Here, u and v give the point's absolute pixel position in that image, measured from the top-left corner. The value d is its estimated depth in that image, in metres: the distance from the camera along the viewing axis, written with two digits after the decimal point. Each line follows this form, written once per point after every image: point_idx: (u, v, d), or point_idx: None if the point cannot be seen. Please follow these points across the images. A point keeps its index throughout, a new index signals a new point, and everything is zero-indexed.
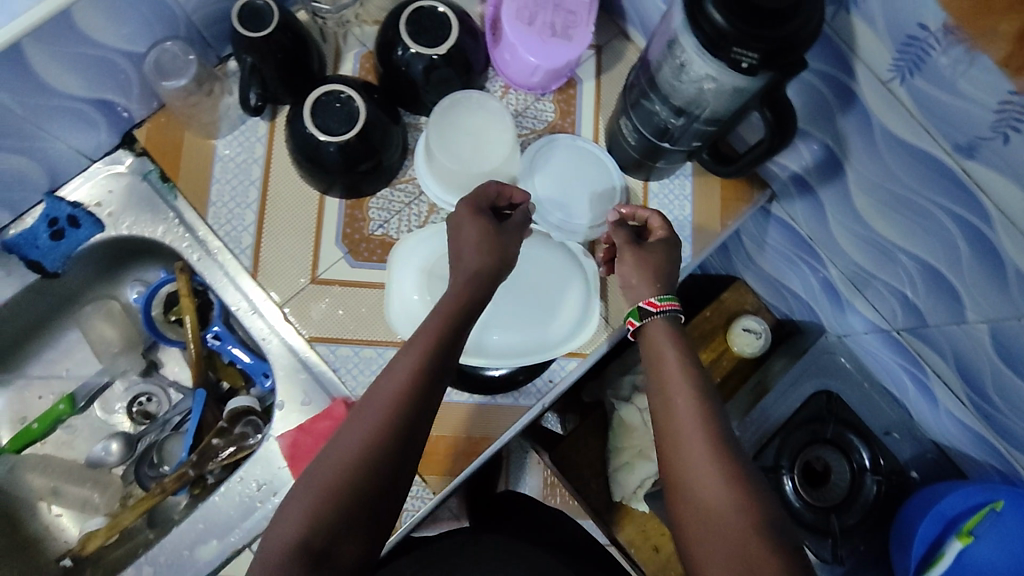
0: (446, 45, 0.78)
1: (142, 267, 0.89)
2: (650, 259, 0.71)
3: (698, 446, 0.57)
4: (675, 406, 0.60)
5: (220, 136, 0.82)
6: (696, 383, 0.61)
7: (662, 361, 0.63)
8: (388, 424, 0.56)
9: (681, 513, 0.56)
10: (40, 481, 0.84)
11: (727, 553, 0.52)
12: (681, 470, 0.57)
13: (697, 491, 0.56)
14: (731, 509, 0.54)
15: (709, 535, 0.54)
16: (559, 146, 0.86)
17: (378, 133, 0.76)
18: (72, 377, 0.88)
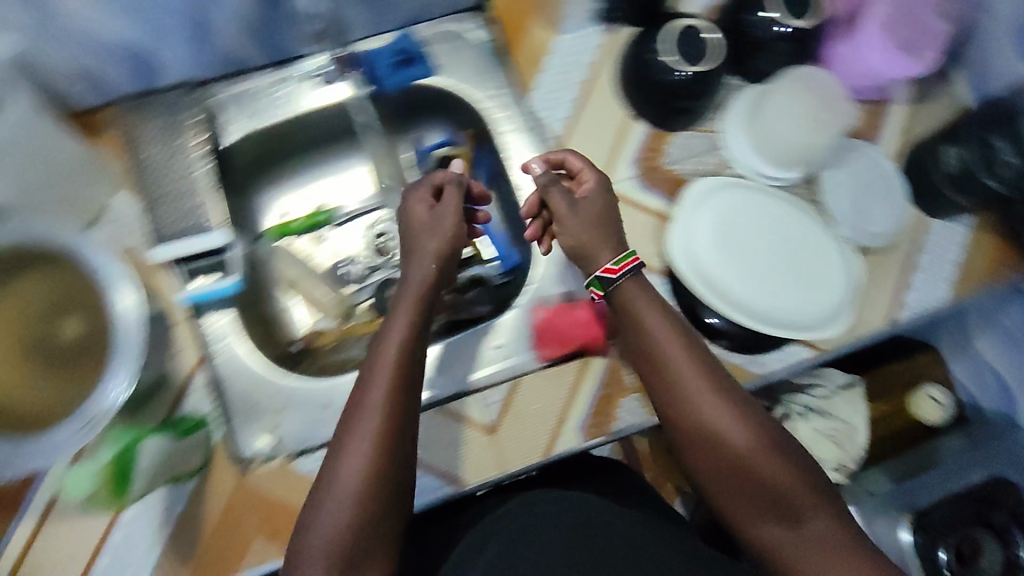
0: (808, 23, 0.80)
1: (428, 124, 0.92)
2: (595, 214, 0.74)
3: (729, 423, 0.63)
4: (689, 392, 0.65)
5: (565, 32, 0.85)
6: (701, 364, 0.66)
7: (654, 330, 0.68)
8: (384, 414, 0.59)
9: (714, 472, 0.63)
10: (285, 271, 0.88)
11: (760, 513, 0.62)
12: (710, 441, 0.63)
13: (730, 455, 0.62)
14: (768, 464, 0.61)
15: (746, 488, 0.62)
16: (861, 151, 0.85)
17: (715, 81, 0.80)
18: (338, 193, 0.92)
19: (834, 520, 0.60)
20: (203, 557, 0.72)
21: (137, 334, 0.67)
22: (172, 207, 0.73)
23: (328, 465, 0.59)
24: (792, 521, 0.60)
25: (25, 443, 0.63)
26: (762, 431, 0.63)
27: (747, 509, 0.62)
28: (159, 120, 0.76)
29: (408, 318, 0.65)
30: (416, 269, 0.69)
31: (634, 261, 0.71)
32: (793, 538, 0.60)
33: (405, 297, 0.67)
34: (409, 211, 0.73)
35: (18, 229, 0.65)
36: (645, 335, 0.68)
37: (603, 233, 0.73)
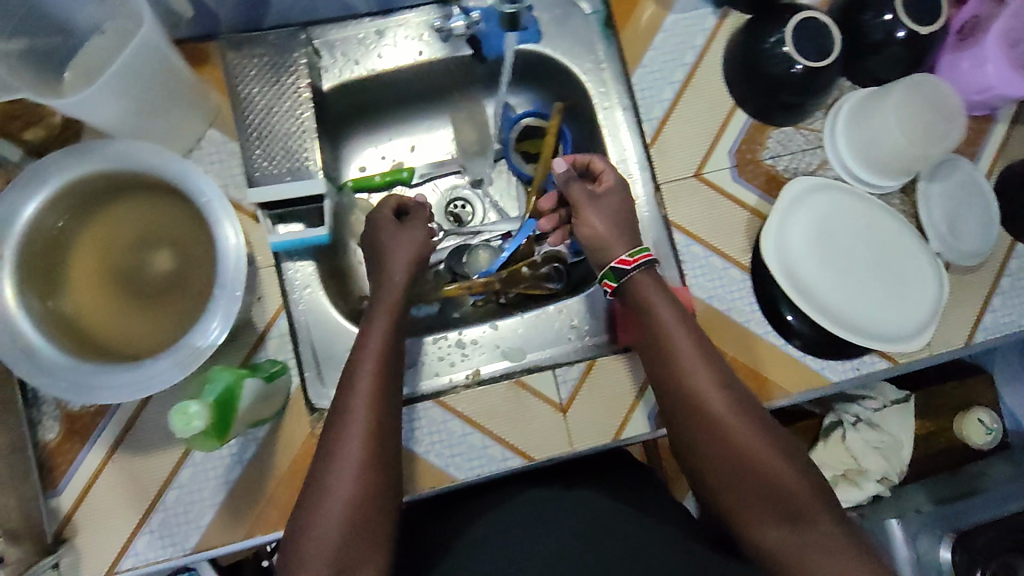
0: (930, 29, 0.77)
1: (517, 92, 0.91)
2: (608, 212, 0.73)
3: (734, 423, 0.63)
4: (691, 380, 0.65)
5: (675, 10, 0.82)
6: (707, 361, 0.65)
7: (668, 324, 0.67)
8: (369, 416, 0.62)
9: (715, 469, 0.63)
10: (362, 227, 0.86)
11: (759, 501, 0.60)
12: (714, 437, 0.63)
13: (734, 454, 0.62)
14: (771, 464, 0.61)
15: (747, 486, 0.61)
16: (961, 168, 0.84)
17: (831, 79, 0.77)
18: (419, 153, 0.91)
19: (838, 525, 0.58)
20: (270, 503, 0.72)
21: (238, 267, 0.62)
22: (268, 149, 0.70)
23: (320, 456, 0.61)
24: (793, 522, 0.59)
25: (115, 372, 0.59)
26: (764, 432, 0.63)
27: (747, 508, 0.61)
28: (265, 56, 0.71)
29: (387, 323, 0.68)
30: (393, 277, 0.71)
31: (648, 256, 0.70)
32: (794, 541, 0.58)
33: (383, 303, 0.70)
34: (381, 228, 0.76)
35: (124, 152, 0.62)
36: (659, 325, 0.67)
37: (621, 226, 0.73)
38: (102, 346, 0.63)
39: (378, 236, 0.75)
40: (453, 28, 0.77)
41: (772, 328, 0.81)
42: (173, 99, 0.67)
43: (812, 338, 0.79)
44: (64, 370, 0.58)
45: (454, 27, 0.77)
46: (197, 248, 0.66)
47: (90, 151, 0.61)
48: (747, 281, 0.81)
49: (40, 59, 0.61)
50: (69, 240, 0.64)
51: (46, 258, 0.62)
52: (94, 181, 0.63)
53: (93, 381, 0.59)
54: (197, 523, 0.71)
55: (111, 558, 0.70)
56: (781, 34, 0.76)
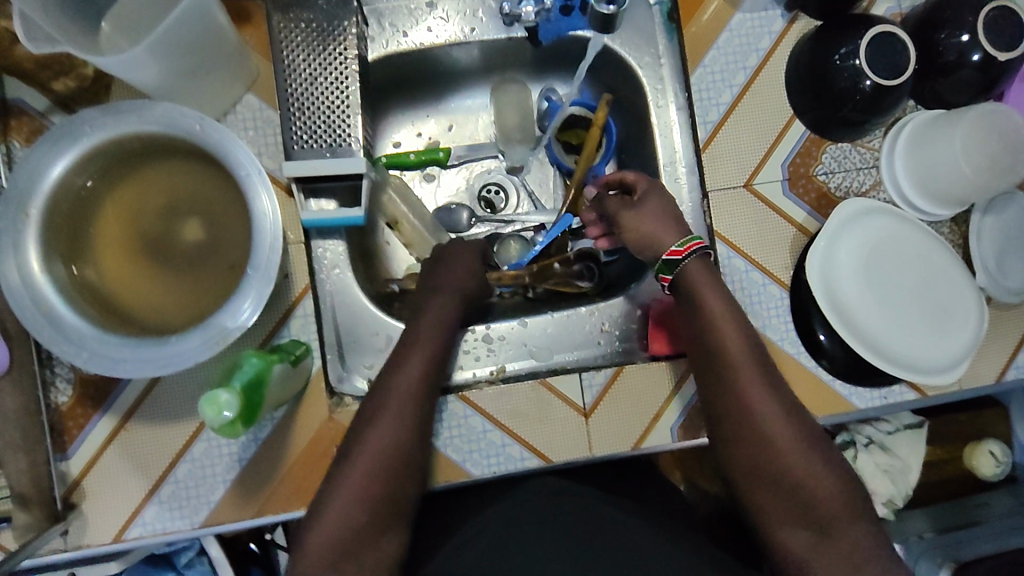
0: (1007, 55, 0.73)
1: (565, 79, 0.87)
2: (654, 208, 0.70)
3: (774, 425, 0.61)
4: (738, 375, 0.62)
5: (743, 9, 0.78)
6: (752, 359, 0.63)
7: (716, 320, 0.64)
8: (404, 415, 0.62)
9: (746, 467, 0.61)
10: (393, 207, 0.82)
11: (785, 503, 0.60)
12: (751, 437, 0.61)
13: (770, 454, 0.60)
14: (804, 469, 0.59)
15: (777, 487, 0.60)
16: (1018, 203, 0.81)
17: (900, 99, 0.73)
18: (458, 133, 0.87)
19: (866, 538, 0.57)
20: (281, 485, 0.70)
21: (274, 246, 0.59)
22: (309, 122, 0.68)
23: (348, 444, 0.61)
24: (819, 530, 0.58)
25: (139, 347, 0.57)
26: (803, 437, 0.61)
27: (775, 509, 0.60)
28: (313, 21, 0.67)
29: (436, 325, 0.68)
30: (444, 283, 0.71)
31: (700, 243, 0.66)
32: (815, 548, 0.58)
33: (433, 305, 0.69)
34: (459, 245, 0.76)
35: (163, 114, 0.58)
36: (707, 317, 0.64)
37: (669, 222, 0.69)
38: (129, 316, 0.61)
39: (447, 258, 0.74)
40: (521, 13, 0.74)
41: (804, 349, 0.79)
42: (215, 62, 0.64)
43: (843, 362, 0.78)
44: (88, 339, 0.57)
45: (522, 11, 0.74)
46: (230, 221, 0.64)
47: (126, 112, 0.58)
48: (785, 299, 0.79)
49: (79, 6, 0.57)
50: (97, 202, 0.62)
51: (73, 221, 0.60)
52: (128, 143, 0.60)
53: (118, 354, 0.57)
54: (206, 499, 0.69)
55: (117, 527, 0.68)
56: (854, 45, 0.72)
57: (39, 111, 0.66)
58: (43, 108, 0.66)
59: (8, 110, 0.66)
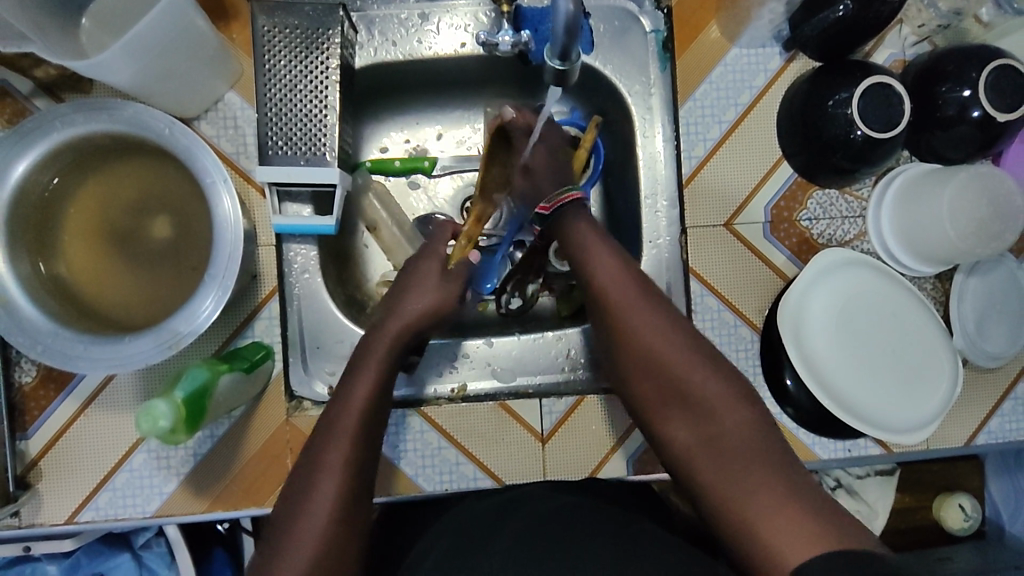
0: (1008, 116, 0.71)
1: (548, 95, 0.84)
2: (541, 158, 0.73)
3: (659, 345, 0.62)
4: (620, 301, 0.64)
5: (739, 45, 0.78)
6: (630, 277, 0.65)
7: (593, 251, 0.67)
8: (357, 417, 0.60)
9: (648, 396, 0.62)
10: (373, 211, 0.82)
11: (692, 431, 0.59)
12: (641, 363, 0.62)
13: (651, 362, 0.62)
14: (684, 369, 0.61)
15: (661, 390, 0.61)
16: (1002, 266, 0.79)
17: (891, 151, 0.71)
18: (445, 143, 0.86)
19: (751, 433, 0.57)
20: (233, 483, 0.71)
21: (233, 254, 0.59)
22: (286, 128, 0.68)
23: (312, 447, 0.59)
24: (723, 448, 0.57)
25: (94, 344, 0.58)
26: (686, 343, 0.62)
27: (680, 435, 0.60)
28: (298, 27, 0.67)
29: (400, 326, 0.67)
30: (414, 301, 0.68)
31: (577, 194, 0.69)
32: (702, 445, 0.58)
33: (396, 312, 0.68)
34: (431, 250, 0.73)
35: (133, 116, 0.58)
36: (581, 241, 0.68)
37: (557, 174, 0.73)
38: (90, 309, 0.62)
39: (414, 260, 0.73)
40: (497, 43, 0.67)
41: (771, 394, 0.79)
42: (195, 63, 0.64)
43: (810, 412, 0.77)
44: (44, 333, 0.57)
45: (499, 41, 0.67)
46: (195, 221, 0.64)
47: (97, 110, 0.58)
48: (754, 341, 0.78)
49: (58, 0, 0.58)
50: (65, 196, 0.62)
51: (40, 213, 0.61)
52: (98, 139, 0.60)
53: (71, 350, 0.57)
54: (159, 490, 0.70)
55: (71, 509, 0.69)
56: (848, 93, 0.70)
57: (24, 94, 0.66)
58: (26, 90, 0.66)
59: None
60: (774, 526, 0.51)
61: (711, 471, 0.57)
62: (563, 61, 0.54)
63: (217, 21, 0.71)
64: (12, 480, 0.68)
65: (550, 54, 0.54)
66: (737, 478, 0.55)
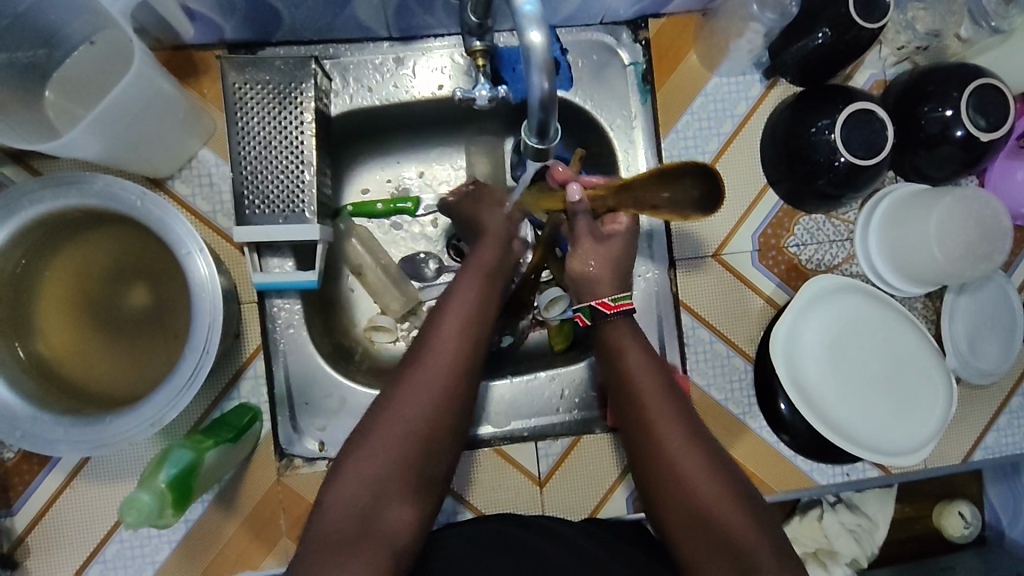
0: (990, 136, 0.71)
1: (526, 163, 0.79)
2: (609, 250, 0.66)
3: (681, 456, 0.58)
4: (647, 398, 0.61)
5: (718, 74, 0.77)
6: (672, 400, 0.60)
7: (637, 365, 0.62)
8: (416, 414, 0.54)
9: (663, 503, 0.58)
10: (358, 255, 0.81)
11: (712, 548, 0.55)
12: (661, 470, 0.58)
13: (694, 502, 0.56)
14: (727, 510, 0.55)
15: (705, 536, 0.55)
16: (991, 283, 0.79)
17: (875, 176, 0.71)
18: (427, 183, 0.85)
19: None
20: (226, 549, 0.70)
21: (214, 323, 0.58)
22: (262, 187, 0.66)
23: (351, 440, 0.54)
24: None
25: (75, 426, 0.56)
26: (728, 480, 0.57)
27: (696, 552, 0.55)
28: (271, 82, 0.66)
29: (431, 386, 0.55)
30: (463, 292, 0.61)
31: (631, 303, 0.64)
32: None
33: (428, 365, 0.56)
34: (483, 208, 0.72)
35: (104, 189, 0.57)
36: (621, 351, 0.63)
37: (617, 273, 0.66)
38: (71, 386, 0.60)
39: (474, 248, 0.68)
40: (474, 98, 0.61)
41: (767, 423, 0.78)
42: (167, 126, 0.62)
43: (807, 441, 0.76)
44: (22, 418, 0.55)
45: (476, 96, 0.61)
46: (176, 288, 0.63)
47: (67, 185, 0.56)
48: (748, 371, 0.78)
49: (20, 73, 0.57)
50: (38, 270, 0.60)
51: (11, 291, 0.59)
52: (68, 212, 0.59)
53: (52, 434, 0.56)
54: (151, 559, 0.69)
55: None
56: (830, 120, 0.69)
57: None
58: None
59: None
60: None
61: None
62: (541, 139, 0.55)
63: (187, 78, 0.69)
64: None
65: (529, 132, 0.53)
66: None
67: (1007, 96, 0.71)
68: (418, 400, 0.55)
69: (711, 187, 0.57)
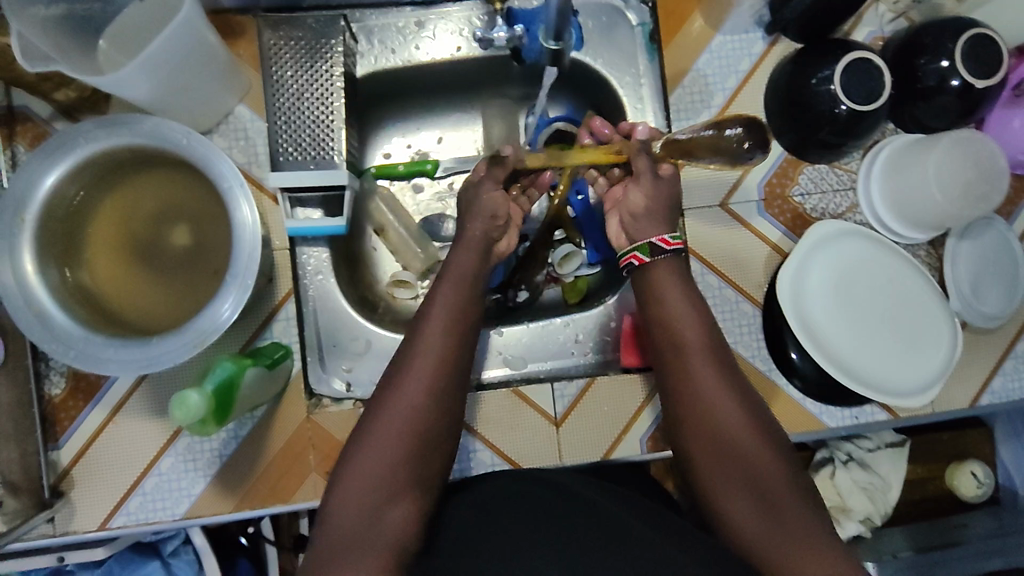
0: (986, 82, 0.74)
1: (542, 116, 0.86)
2: (663, 189, 0.69)
3: (717, 398, 0.60)
4: (688, 346, 0.62)
5: (722, 32, 0.81)
6: (707, 344, 0.62)
7: (674, 315, 0.64)
8: (400, 427, 0.56)
9: (700, 444, 0.60)
10: (382, 214, 0.85)
11: (744, 488, 0.56)
12: (700, 409, 0.60)
13: (727, 442, 0.58)
14: (751, 441, 0.58)
15: (727, 465, 0.58)
16: (993, 229, 0.82)
17: (875, 123, 0.74)
18: (447, 146, 0.89)
19: (813, 513, 0.55)
20: (259, 482, 0.73)
21: (252, 255, 0.62)
22: (295, 135, 0.70)
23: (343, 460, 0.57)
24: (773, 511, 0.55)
25: (123, 347, 0.60)
26: (756, 416, 0.59)
27: (726, 488, 0.57)
28: (303, 39, 0.71)
29: (409, 407, 0.57)
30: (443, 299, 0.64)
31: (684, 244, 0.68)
32: (764, 522, 0.55)
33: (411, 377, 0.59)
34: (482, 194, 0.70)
35: (152, 129, 0.61)
36: (660, 300, 0.65)
37: (667, 213, 0.69)
38: (119, 316, 0.65)
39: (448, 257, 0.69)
40: (492, 39, 0.72)
41: (776, 367, 0.80)
42: (208, 77, 0.67)
43: (816, 384, 0.78)
44: (76, 339, 0.60)
45: (494, 37, 0.72)
46: (215, 227, 0.67)
47: (118, 125, 0.61)
48: (757, 316, 0.81)
49: (78, 25, 0.62)
50: (89, 210, 0.65)
51: (66, 225, 0.64)
52: (120, 153, 0.63)
53: (102, 355, 0.60)
54: (188, 492, 0.72)
55: (103, 515, 0.71)
56: (830, 70, 0.73)
57: (45, 118, 0.70)
58: (48, 114, 0.70)
59: (14, 117, 0.70)
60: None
61: (775, 548, 0.53)
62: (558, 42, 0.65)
63: (226, 38, 0.74)
64: (46, 488, 0.70)
65: (545, 36, 0.64)
66: (788, 542, 0.53)
67: (1000, 45, 0.74)
68: (400, 419, 0.57)
69: (756, 131, 0.72)
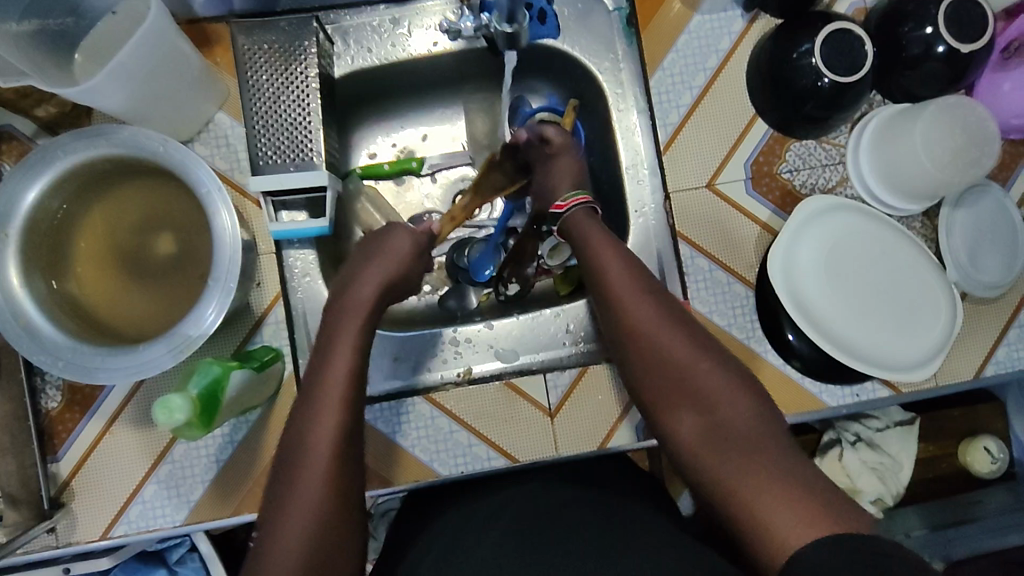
0: (971, 46, 0.72)
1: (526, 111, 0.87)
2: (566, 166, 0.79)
3: (653, 327, 0.65)
4: (621, 287, 0.68)
5: (700, 11, 0.80)
6: (638, 281, 0.68)
7: (608, 269, 0.69)
8: (329, 437, 0.57)
9: (646, 372, 0.65)
10: (368, 214, 0.84)
11: (689, 405, 0.62)
12: (639, 341, 0.65)
13: (671, 368, 0.63)
14: (692, 365, 0.63)
15: (671, 385, 0.63)
16: (988, 197, 0.80)
17: (860, 93, 0.73)
18: (431, 144, 0.89)
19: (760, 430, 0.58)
20: (256, 485, 0.73)
21: (233, 259, 0.62)
22: (274, 139, 0.71)
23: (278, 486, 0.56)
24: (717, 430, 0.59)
25: (111, 356, 0.61)
26: (693, 342, 0.64)
27: (674, 403, 0.63)
28: (276, 43, 0.71)
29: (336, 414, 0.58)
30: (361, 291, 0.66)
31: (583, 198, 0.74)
32: (708, 433, 0.60)
33: (342, 352, 0.61)
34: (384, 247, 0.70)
35: (129, 138, 0.62)
36: (593, 249, 0.70)
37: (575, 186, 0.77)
38: (108, 326, 0.65)
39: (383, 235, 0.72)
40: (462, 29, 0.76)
41: (773, 348, 0.79)
42: (183, 85, 0.68)
43: (815, 363, 0.77)
44: (64, 350, 0.60)
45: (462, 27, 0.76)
46: (199, 233, 0.68)
47: (96, 136, 0.62)
48: (750, 297, 0.79)
49: (52, 39, 0.62)
50: (72, 222, 0.66)
51: (50, 239, 0.64)
52: (100, 164, 0.64)
53: (91, 363, 0.60)
54: (186, 499, 0.73)
55: (104, 525, 0.72)
56: (810, 44, 0.72)
57: (28, 135, 0.71)
58: (30, 131, 0.71)
59: None
60: (780, 519, 0.51)
61: (723, 470, 0.57)
62: None
63: (202, 47, 0.75)
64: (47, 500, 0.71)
65: None
66: (733, 457, 0.57)
67: (984, 7, 0.73)
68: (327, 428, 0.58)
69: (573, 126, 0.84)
